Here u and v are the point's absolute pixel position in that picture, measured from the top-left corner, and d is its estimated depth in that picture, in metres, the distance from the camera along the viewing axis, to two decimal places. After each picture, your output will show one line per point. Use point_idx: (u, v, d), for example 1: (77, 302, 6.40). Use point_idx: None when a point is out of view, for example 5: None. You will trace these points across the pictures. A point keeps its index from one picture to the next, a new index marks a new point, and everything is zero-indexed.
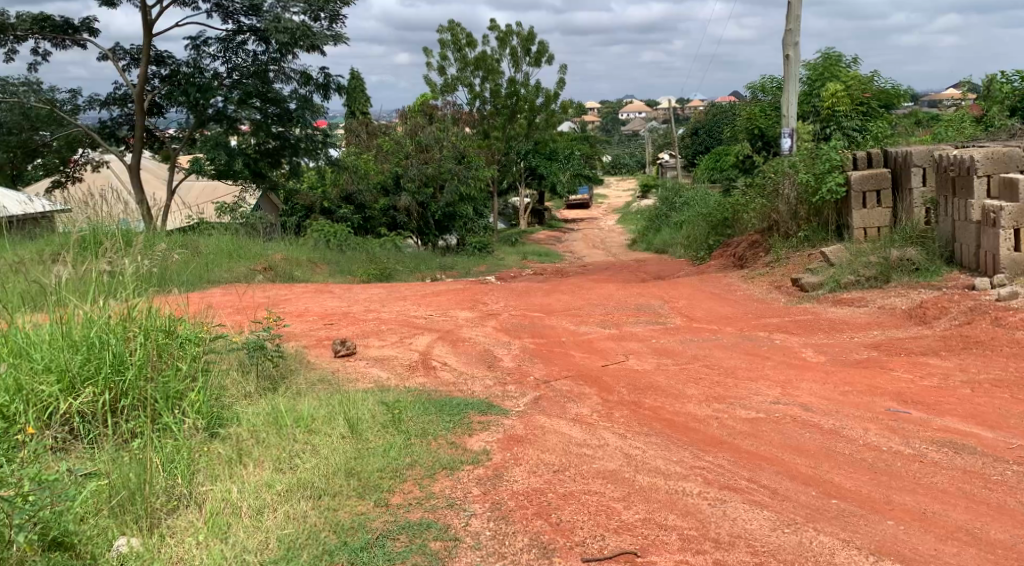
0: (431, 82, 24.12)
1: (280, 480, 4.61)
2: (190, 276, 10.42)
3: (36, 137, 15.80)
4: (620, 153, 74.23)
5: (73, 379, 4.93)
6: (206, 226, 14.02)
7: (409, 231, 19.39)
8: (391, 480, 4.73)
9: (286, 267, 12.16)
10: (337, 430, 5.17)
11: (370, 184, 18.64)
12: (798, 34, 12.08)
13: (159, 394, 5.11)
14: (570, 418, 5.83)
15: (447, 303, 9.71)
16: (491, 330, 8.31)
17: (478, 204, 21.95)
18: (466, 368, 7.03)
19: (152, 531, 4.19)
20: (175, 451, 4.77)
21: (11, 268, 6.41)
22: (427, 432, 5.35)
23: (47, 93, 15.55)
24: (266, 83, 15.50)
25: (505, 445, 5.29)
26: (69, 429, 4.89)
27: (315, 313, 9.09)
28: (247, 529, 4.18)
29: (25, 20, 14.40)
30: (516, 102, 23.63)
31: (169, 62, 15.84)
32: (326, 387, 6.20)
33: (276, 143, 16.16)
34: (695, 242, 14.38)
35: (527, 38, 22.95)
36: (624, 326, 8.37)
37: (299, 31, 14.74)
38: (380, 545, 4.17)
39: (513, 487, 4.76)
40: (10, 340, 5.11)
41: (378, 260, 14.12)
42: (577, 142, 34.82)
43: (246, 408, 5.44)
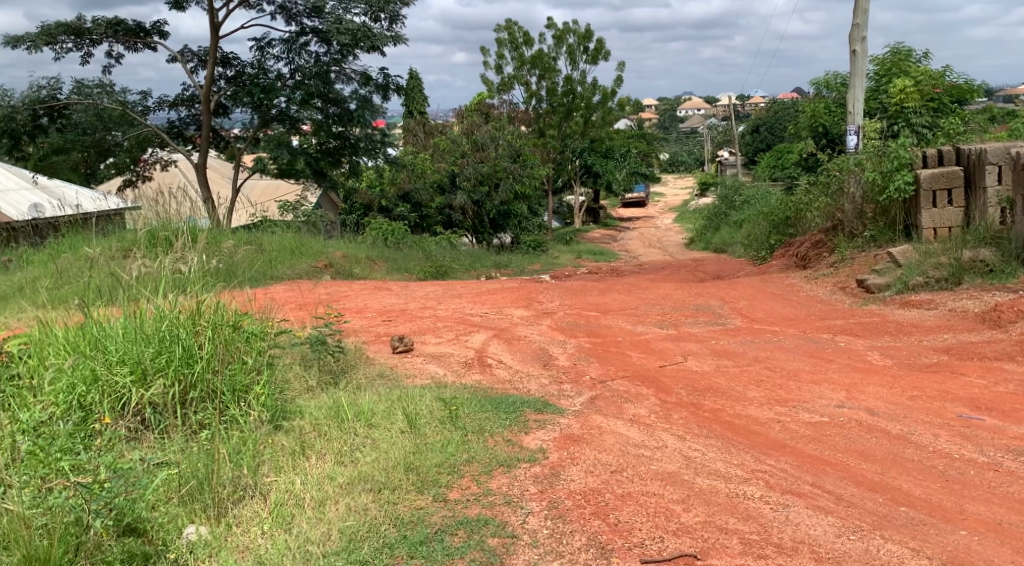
0: (487, 81, 24.23)
1: (342, 472, 4.67)
2: (254, 273, 10.63)
3: (108, 137, 16.29)
4: (677, 152, 73.46)
5: (146, 370, 5.06)
6: (270, 224, 14.24)
7: (465, 228, 19.57)
8: (449, 476, 4.76)
9: (345, 265, 12.34)
10: (396, 425, 5.22)
11: (427, 183, 18.76)
12: (866, 28, 11.81)
13: (226, 387, 5.22)
14: (627, 418, 5.79)
15: (502, 301, 9.73)
16: (547, 328, 8.30)
17: (533, 203, 22.01)
18: (522, 367, 7.03)
19: (220, 519, 4.29)
20: (241, 443, 4.87)
21: (89, 265, 6.63)
22: (484, 429, 5.37)
23: (119, 95, 16.03)
24: (328, 83, 15.63)
25: (561, 444, 5.28)
26: (141, 420, 5.03)
27: (372, 310, 9.19)
28: (310, 520, 4.25)
29: (101, 25, 14.84)
30: (573, 100, 23.58)
31: (234, 63, 16.18)
32: (385, 383, 6.26)
33: (337, 143, 16.40)
34: (756, 241, 14.17)
35: (584, 36, 22.89)
36: (682, 327, 8.29)
37: (359, 32, 14.93)
38: (438, 540, 4.20)
39: (570, 486, 4.75)
40: (87, 331, 5.28)
41: (435, 258, 14.23)
42: (634, 139, 34.60)
43: (309, 403, 5.52)
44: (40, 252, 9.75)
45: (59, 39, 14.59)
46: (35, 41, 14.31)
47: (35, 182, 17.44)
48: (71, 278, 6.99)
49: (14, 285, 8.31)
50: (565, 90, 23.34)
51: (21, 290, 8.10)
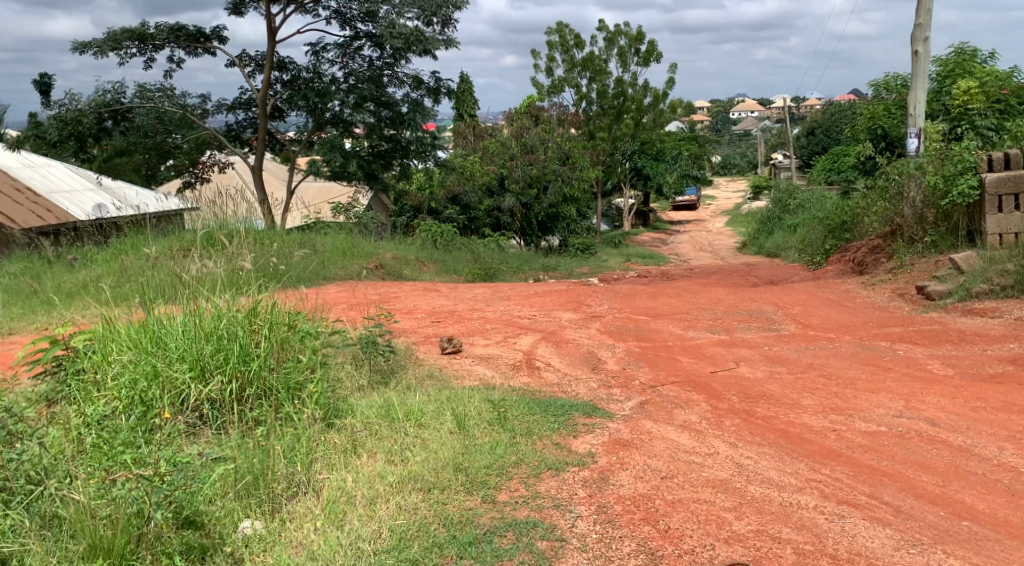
0: (538, 84, 24.25)
1: (392, 471, 4.70)
2: (307, 274, 10.77)
3: (169, 140, 16.53)
4: (729, 154, 72.71)
5: (205, 367, 5.18)
6: (322, 225, 14.46)
7: (512, 231, 19.61)
8: (498, 477, 4.76)
9: (395, 266, 12.46)
10: (445, 426, 5.25)
11: (476, 186, 18.77)
12: (928, 28, 11.56)
13: (281, 385, 5.29)
14: (677, 424, 5.73)
15: (551, 304, 9.70)
16: (596, 332, 8.26)
17: (582, 205, 21.99)
18: (570, 370, 7.01)
19: (274, 515, 4.35)
20: (295, 439, 4.93)
21: (150, 265, 6.82)
22: (532, 431, 5.36)
23: (179, 98, 16.39)
24: (380, 87, 15.78)
25: (610, 448, 5.24)
26: (199, 415, 5.12)
27: (422, 311, 9.24)
28: (361, 518, 4.29)
29: (163, 30, 15.17)
30: (624, 102, 23.49)
31: (290, 67, 16.44)
32: (435, 383, 6.28)
33: (388, 145, 16.53)
34: (810, 245, 13.94)
35: (635, 38, 22.76)
36: (735, 332, 8.18)
37: (412, 36, 15.04)
38: (487, 541, 4.21)
39: (619, 492, 4.71)
40: (149, 328, 5.41)
41: (483, 260, 14.28)
42: (685, 140, 34.29)
43: (360, 402, 5.56)
44: (103, 251, 10.02)
45: (124, 44, 14.97)
46: (101, 47, 14.69)
47: (99, 184, 17.97)
48: (133, 276, 7.18)
49: (78, 283, 8.55)
50: (616, 92, 23.23)
51: (85, 287, 8.33)
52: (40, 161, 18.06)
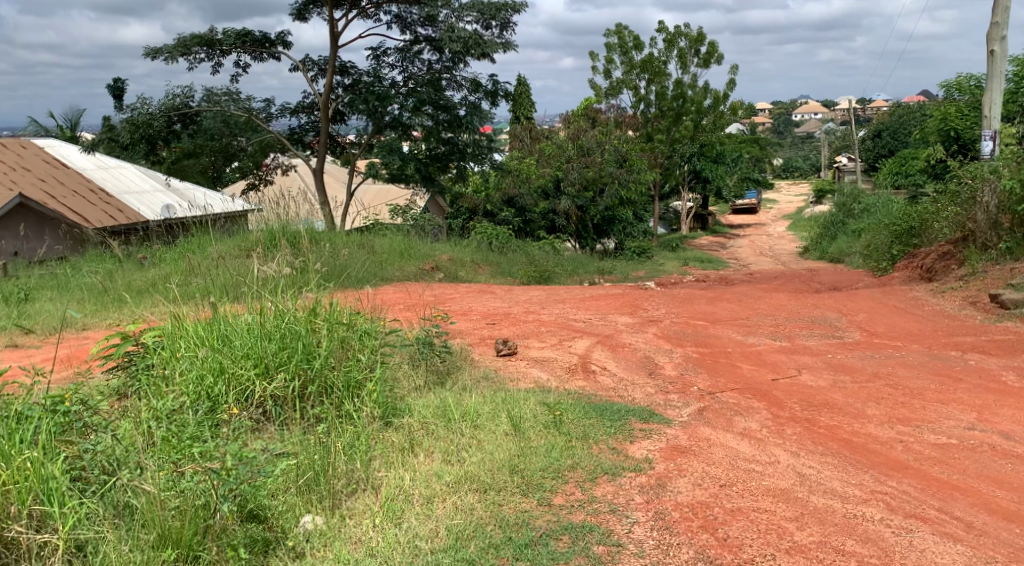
0: (596, 86, 24.18)
1: (449, 471, 4.72)
2: (365, 274, 10.87)
3: (235, 142, 16.93)
4: (792, 157, 71.43)
5: (268, 365, 5.27)
6: (380, 227, 14.61)
7: (568, 234, 19.58)
8: (554, 480, 4.74)
9: (451, 268, 12.52)
10: (501, 428, 5.24)
11: (532, 188, 18.90)
12: (1005, 27, 11.20)
13: (342, 383, 5.35)
14: (737, 432, 5.64)
15: (607, 308, 9.64)
16: (652, 336, 8.18)
17: (638, 208, 21.86)
18: (627, 375, 6.95)
19: (334, 511, 4.40)
20: (355, 437, 4.98)
21: (217, 267, 7.00)
22: (588, 435, 5.33)
23: (245, 102, 16.70)
24: (439, 90, 15.88)
25: (668, 454, 5.18)
26: (263, 412, 5.20)
27: (477, 313, 9.28)
28: (419, 517, 4.32)
29: (230, 36, 15.50)
30: (683, 104, 23.25)
31: (351, 72, 16.67)
32: (490, 384, 6.30)
33: (446, 148, 16.52)
34: (876, 250, 13.60)
35: (696, 39, 22.53)
36: (797, 339, 8.03)
37: (471, 40, 15.10)
38: (543, 544, 4.20)
39: (677, 498, 4.65)
40: (215, 326, 5.53)
41: (538, 262, 14.27)
42: (746, 142, 33.79)
43: (417, 401, 5.60)
44: (171, 250, 10.27)
45: (193, 50, 15.34)
46: (171, 52, 15.07)
47: (168, 185, 18.49)
48: (201, 276, 7.37)
49: (147, 281, 8.77)
50: (675, 94, 23.01)
51: (154, 286, 8.55)
52: (111, 162, 18.63)
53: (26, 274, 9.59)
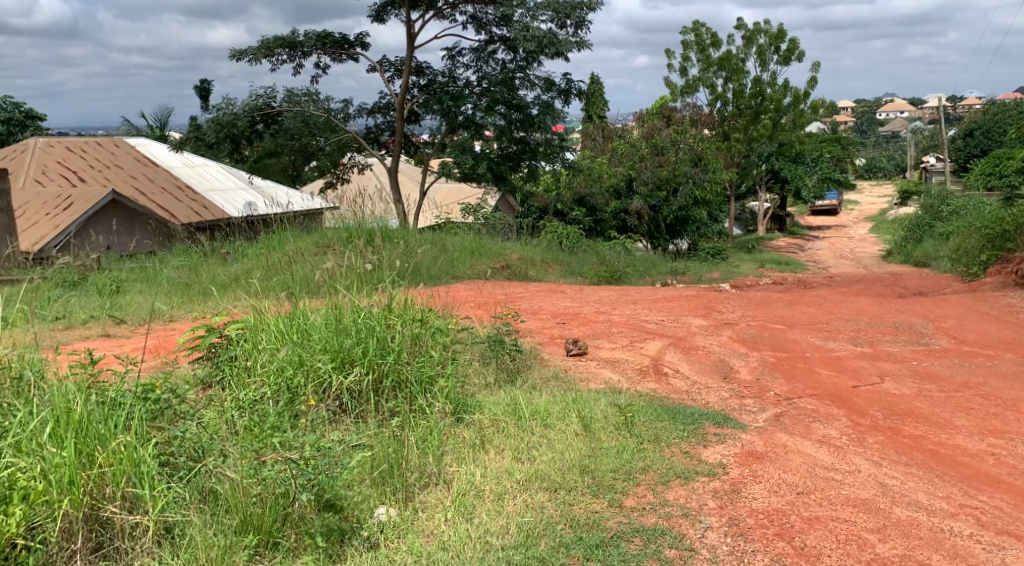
0: (671, 84, 23.94)
1: (519, 469, 4.72)
2: (436, 272, 10.94)
3: (313, 142, 17.19)
4: (875, 157, 69.41)
5: (345, 358, 5.34)
6: (451, 225, 14.70)
7: (639, 234, 19.47)
8: (625, 482, 4.69)
9: (521, 267, 12.53)
10: (571, 427, 5.22)
11: (603, 187, 18.99)
12: None
13: (415, 378, 5.39)
14: (815, 439, 5.49)
15: (680, 309, 9.52)
16: (727, 339, 8.04)
17: (713, 209, 21.54)
18: (700, 378, 6.84)
19: (407, 503, 4.44)
20: (427, 432, 5.01)
21: (297, 265, 7.18)
22: (660, 438, 5.25)
23: (324, 102, 16.99)
24: (513, 89, 15.88)
25: (743, 460, 5.07)
26: (339, 404, 5.26)
27: (547, 312, 9.25)
28: (490, 513, 4.33)
29: (311, 38, 15.81)
30: (762, 102, 22.82)
31: (427, 72, 16.86)
32: (560, 384, 6.27)
33: (517, 147, 16.53)
34: (966, 254, 13.09)
35: (776, 36, 22.09)
36: (880, 345, 7.80)
37: (545, 39, 15.06)
38: (615, 545, 4.16)
39: (752, 505, 4.55)
40: (295, 320, 5.64)
41: (609, 262, 14.17)
42: (828, 141, 32.97)
43: (488, 398, 5.61)
44: (253, 246, 10.55)
45: (276, 51, 15.70)
46: (255, 54, 15.46)
47: (250, 183, 19.00)
48: (282, 273, 7.57)
49: (231, 275, 9.00)
50: (754, 92, 22.61)
51: (237, 280, 8.78)
52: (197, 161, 19.24)
53: (117, 267, 9.96)
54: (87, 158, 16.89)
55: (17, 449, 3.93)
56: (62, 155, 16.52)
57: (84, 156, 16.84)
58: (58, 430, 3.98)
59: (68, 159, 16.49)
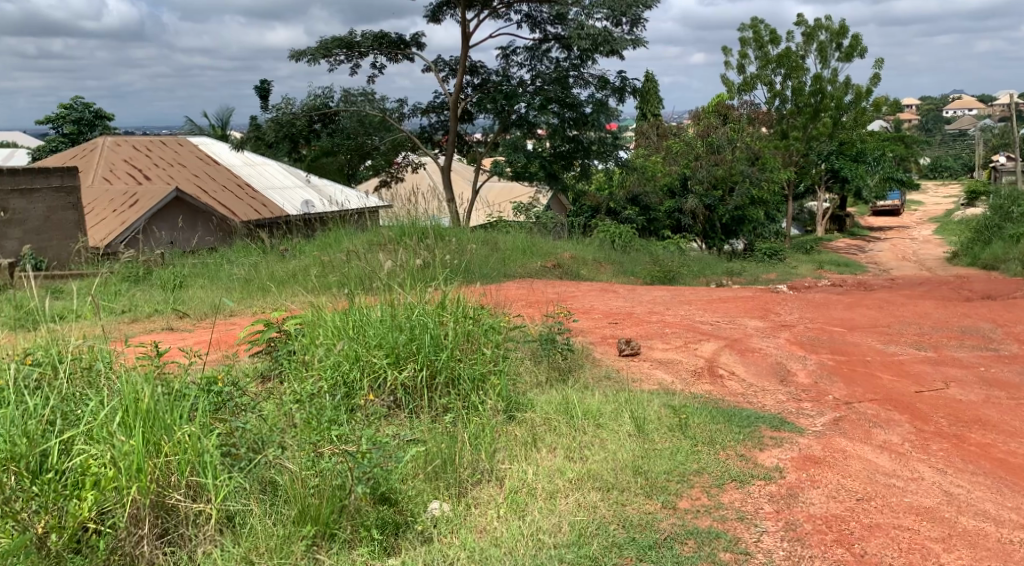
0: (728, 81, 23.65)
1: (571, 468, 4.70)
2: (489, 270, 10.96)
3: (369, 141, 17.43)
4: (940, 156, 67.62)
5: (399, 354, 5.38)
6: (503, 224, 14.71)
7: (694, 233, 19.26)
8: (679, 484, 4.64)
9: (573, 266, 12.47)
10: (624, 427, 5.18)
11: (657, 186, 18.85)
12: None
13: (468, 374, 5.41)
14: (876, 444, 5.37)
15: (735, 310, 9.39)
16: (785, 342, 7.89)
17: (770, 209, 21.21)
18: (756, 380, 6.73)
19: (460, 499, 4.45)
20: (481, 428, 5.02)
21: (353, 263, 7.29)
22: (715, 441, 5.17)
23: (380, 102, 17.17)
24: (566, 88, 15.80)
25: (800, 464, 4.97)
26: (393, 400, 5.30)
27: (599, 312, 9.19)
28: (543, 510, 4.32)
29: (368, 38, 15.97)
30: (822, 100, 22.40)
31: (481, 71, 16.90)
32: (612, 384, 6.22)
33: (570, 146, 16.42)
34: None
35: (837, 32, 21.67)
36: (944, 350, 7.59)
37: (600, 37, 14.97)
38: (668, 547, 4.11)
39: (809, 510, 4.47)
40: (350, 316, 5.70)
41: (663, 262, 14.05)
42: (891, 140, 32.24)
43: (539, 397, 5.60)
44: (310, 244, 10.70)
45: (334, 52, 15.91)
46: (314, 55, 15.68)
47: (307, 182, 19.31)
48: (338, 270, 7.69)
49: (289, 271, 9.14)
50: (813, 89, 22.22)
51: (295, 277, 8.91)
52: (256, 160, 19.63)
53: (180, 262, 10.19)
54: (152, 157, 17.32)
55: (88, 436, 4.03)
56: (129, 154, 16.96)
57: (148, 155, 17.28)
58: (127, 419, 4.09)
59: (134, 158, 16.93)
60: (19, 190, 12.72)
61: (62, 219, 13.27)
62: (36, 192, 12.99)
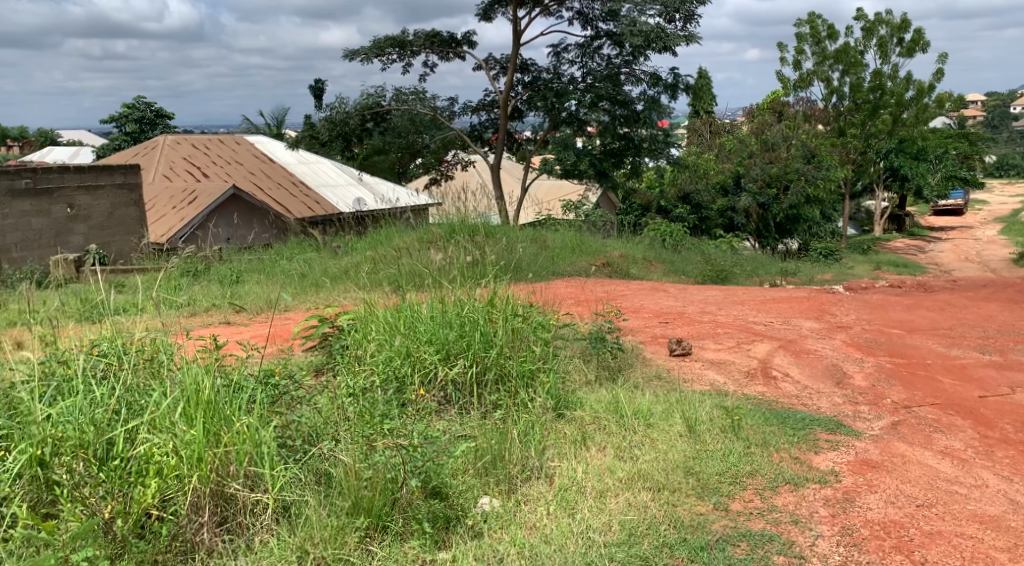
0: (784, 78, 23.29)
1: (621, 467, 4.66)
2: (539, 268, 10.93)
3: (420, 140, 17.54)
4: (1005, 156, 65.65)
5: (450, 351, 5.40)
6: (552, 222, 14.67)
7: (747, 233, 18.99)
8: (731, 485, 4.57)
9: (623, 265, 12.38)
10: (675, 428, 5.13)
11: (709, 185, 18.74)
12: None
13: (518, 371, 5.40)
14: (937, 450, 5.23)
15: (790, 311, 9.22)
16: (841, 343, 7.73)
17: (826, 208, 20.81)
18: (811, 382, 6.60)
19: (510, 495, 4.45)
20: (530, 425, 5.01)
21: (403, 260, 7.35)
22: (768, 443, 5.09)
23: (430, 101, 17.24)
24: (618, 85, 15.67)
25: (857, 468, 4.87)
26: (444, 395, 5.32)
27: (649, 311, 9.11)
28: (593, 509, 4.30)
29: (420, 37, 16.08)
30: (881, 96, 21.92)
31: (532, 69, 16.89)
32: (663, 384, 6.16)
33: (621, 144, 16.36)
34: None
35: (898, 27, 21.18)
36: (1009, 354, 7.36)
37: (653, 33, 14.82)
38: (720, 548, 4.06)
39: (866, 515, 4.37)
40: (402, 312, 5.74)
41: (715, 261, 13.89)
42: (954, 138, 31.37)
43: (589, 396, 5.57)
44: (362, 241, 10.80)
45: (386, 51, 16.05)
46: (367, 54, 15.82)
47: (359, 179, 19.52)
48: (389, 266, 7.76)
49: (341, 268, 9.24)
50: (873, 86, 21.76)
51: (347, 273, 9.01)
52: (310, 157, 19.92)
53: (237, 258, 10.37)
54: (210, 155, 17.66)
55: (151, 425, 4.12)
56: (187, 151, 17.33)
57: (206, 153, 17.63)
58: (189, 410, 4.17)
59: (192, 156, 17.28)
60: (85, 187, 13.07)
61: (124, 215, 13.72)
62: (102, 189, 13.40)
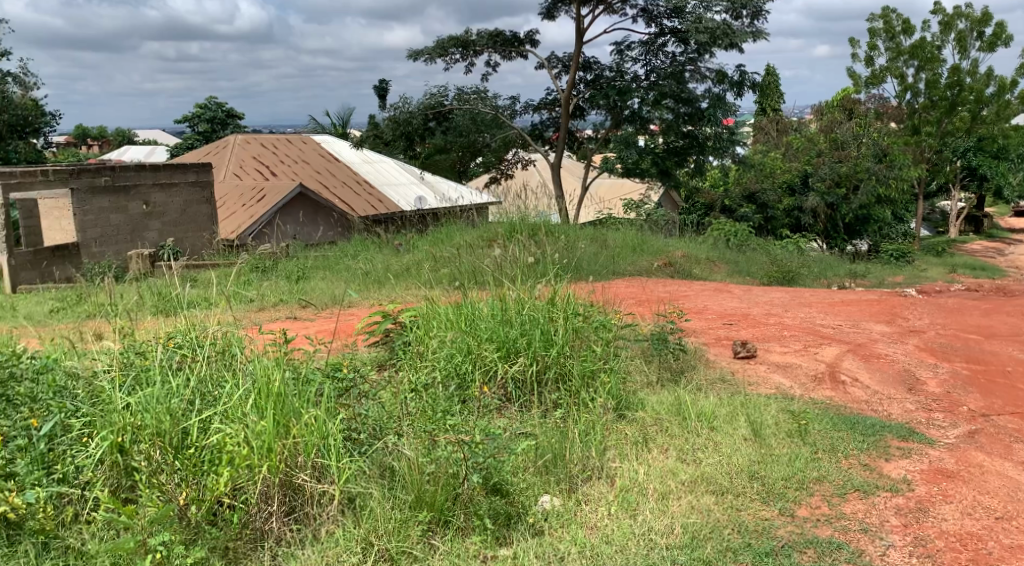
0: (855, 75, 22.73)
1: (684, 470, 4.60)
2: (601, 267, 10.85)
3: (480, 139, 17.57)
4: None
5: (510, 348, 5.40)
6: (614, 221, 14.56)
7: (814, 233, 18.57)
8: (798, 491, 4.47)
9: (686, 265, 12.21)
10: (739, 431, 5.03)
11: (776, 184, 18.46)
12: None
13: (579, 370, 5.36)
14: (1017, 460, 5.03)
15: (860, 314, 8.97)
16: (913, 348, 7.50)
17: (897, 208, 20.24)
18: (881, 388, 6.40)
19: (570, 494, 4.42)
20: (591, 426, 4.97)
21: (464, 259, 7.36)
22: (837, 448, 4.96)
23: (492, 100, 17.28)
24: (682, 83, 15.49)
25: (930, 477, 4.71)
26: (505, 392, 5.32)
27: (713, 312, 8.97)
28: (655, 510, 4.25)
29: (483, 37, 16.13)
30: (959, 93, 21.23)
31: (595, 67, 16.81)
32: (727, 387, 6.04)
33: (684, 142, 16.10)
34: None
35: (978, 21, 20.49)
36: None
37: (719, 30, 14.62)
38: (786, 555, 3.97)
39: (941, 526, 4.22)
40: (464, 310, 5.76)
41: (781, 262, 13.60)
42: None
43: (650, 397, 5.50)
44: (424, 238, 10.86)
45: (450, 51, 16.15)
46: (431, 53, 15.94)
47: (422, 178, 19.68)
48: (452, 263, 7.79)
49: (403, 265, 9.32)
50: (950, 82, 21.10)
51: (411, 270, 9.10)
52: (374, 157, 20.17)
53: (303, 254, 10.53)
54: (278, 154, 18.01)
55: (224, 416, 4.21)
56: (256, 151, 17.69)
57: (274, 152, 17.99)
58: (259, 401, 4.24)
59: (261, 154, 17.65)
60: (159, 185, 13.45)
61: (196, 212, 14.15)
62: (177, 186, 13.86)
